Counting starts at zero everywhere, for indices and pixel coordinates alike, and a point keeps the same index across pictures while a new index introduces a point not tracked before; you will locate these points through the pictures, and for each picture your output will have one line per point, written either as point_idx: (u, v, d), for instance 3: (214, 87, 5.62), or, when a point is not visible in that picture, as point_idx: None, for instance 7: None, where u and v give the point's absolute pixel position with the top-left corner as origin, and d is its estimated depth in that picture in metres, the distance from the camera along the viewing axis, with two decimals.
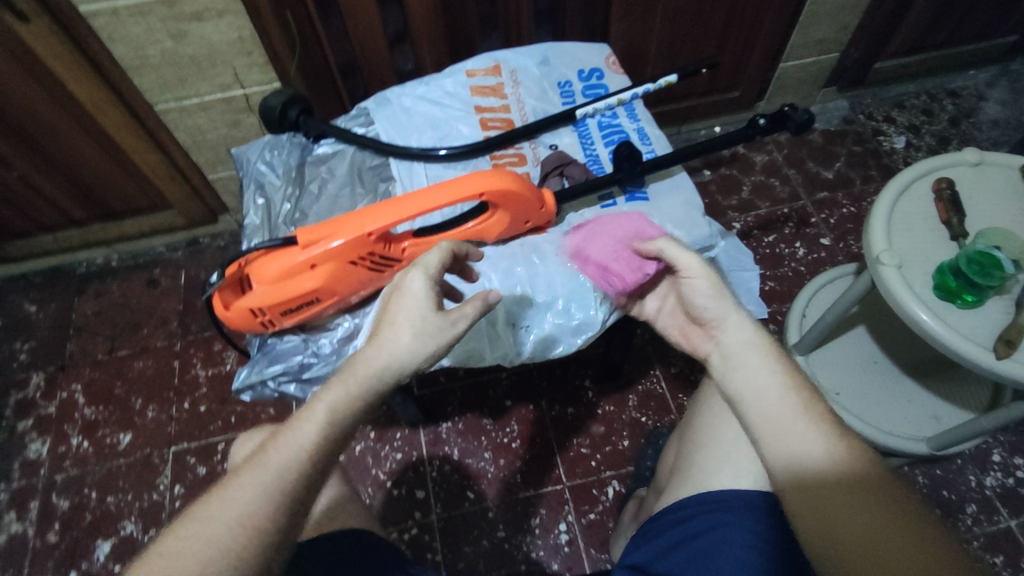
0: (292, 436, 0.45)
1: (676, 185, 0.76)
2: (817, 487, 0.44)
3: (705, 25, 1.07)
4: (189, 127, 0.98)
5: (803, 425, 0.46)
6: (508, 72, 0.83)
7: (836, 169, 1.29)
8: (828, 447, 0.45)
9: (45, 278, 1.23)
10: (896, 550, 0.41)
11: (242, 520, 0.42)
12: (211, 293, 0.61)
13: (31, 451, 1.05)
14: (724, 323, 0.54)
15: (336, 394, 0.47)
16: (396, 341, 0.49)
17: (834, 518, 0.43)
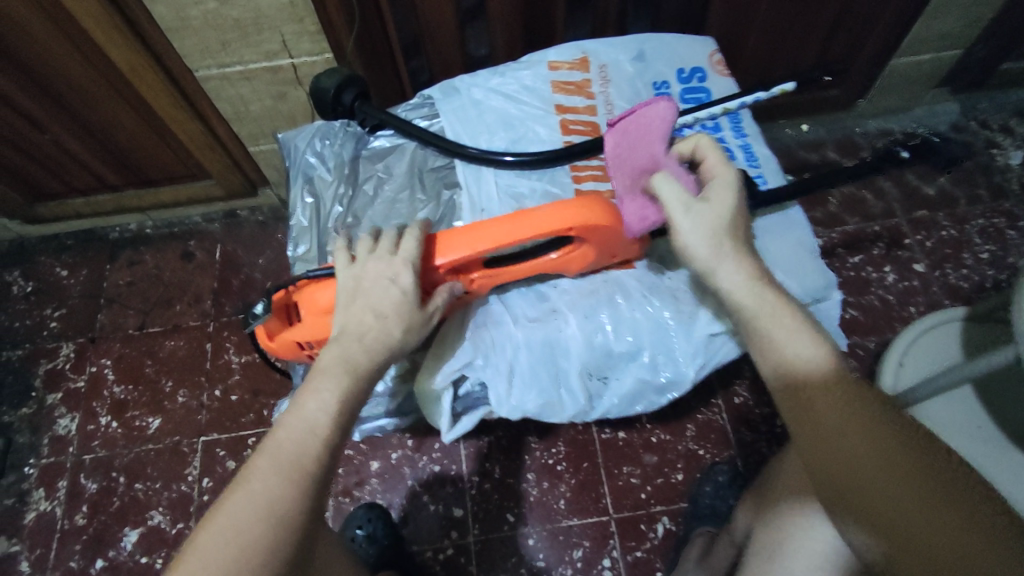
0: (301, 423, 0.48)
1: (788, 222, 0.66)
2: (801, 388, 0.48)
3: (815, 15, 0.91)
4: (231, 97, 0.88)
5: (791, 336, 0.50)
6: (597, 67, 0.72)
7: (938, 184, 1.13)
8: (814, 355, 0.49)
9: (78, 241, 1.17)
10: (874, 452, 0.43)
11: (272, 497, 0.44)
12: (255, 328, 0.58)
13: (60, 427, 1.02)
14: (716, 271, 0.54)
15: (341, 382, 0.50)
16: (385, 328, 0.53)
17: (813, 413, 0.47)
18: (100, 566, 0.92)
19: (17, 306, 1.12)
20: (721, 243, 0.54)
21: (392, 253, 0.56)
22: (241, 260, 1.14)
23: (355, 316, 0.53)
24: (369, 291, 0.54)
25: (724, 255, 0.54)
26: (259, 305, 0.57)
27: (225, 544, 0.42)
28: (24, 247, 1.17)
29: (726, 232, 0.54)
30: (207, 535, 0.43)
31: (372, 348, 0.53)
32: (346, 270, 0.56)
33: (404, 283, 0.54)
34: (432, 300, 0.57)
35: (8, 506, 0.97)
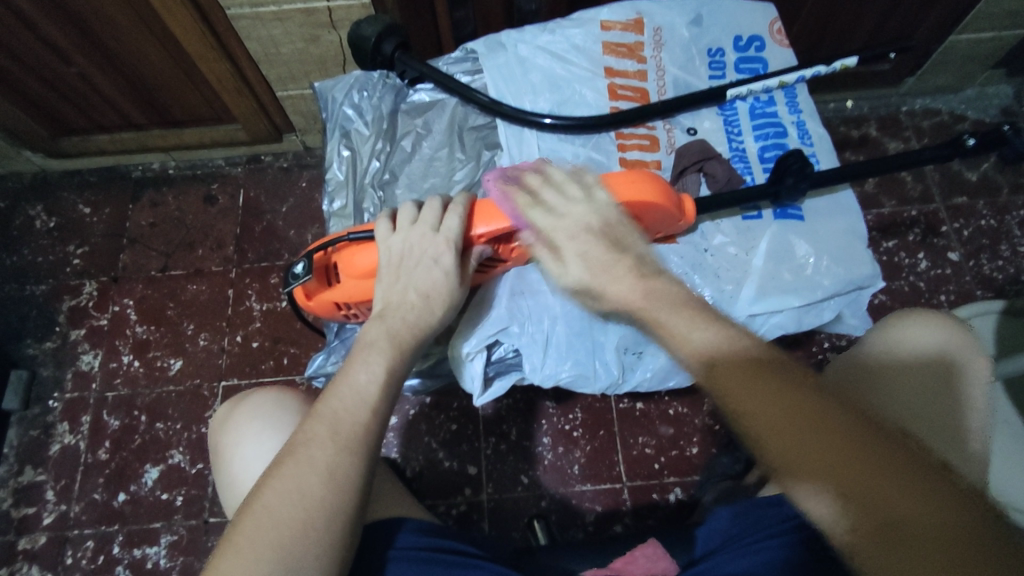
0: (352, 392, 0.49)
1: (838, 206, 0.65)
2: (729, 378, 0.39)
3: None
4: (262, 38, 0.85)
5: (698, 338, 0.41)
6: (651, 30, 0.69)
7: (982, 170, 1.09)
8: (721, 336, 0.41)
9: (101, 178, 1.16)
10: (831, 443, 0.36)
11: (331, 464, 0.46)
12: (295, 286, 0.61)
13: (83, 363, 1.03)
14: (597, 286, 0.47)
15: (387, 355, 0.51)
16: (422, 304, 0.54)
17: (749, 401, 0.38)
18: (123, 499, 0.95)
19: (40, 241, 1.11)
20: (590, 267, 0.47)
21: (433, 229, 0.56)
22: (264, 206, 1.13)
23: (398, 293, 0.55)
24: (413, 270, 0.55)
25: (595, 275, 0.47)
26: (299, 265, 0.61)
27: (287, 507, 0.44)
28: (46, 182, 1.16)
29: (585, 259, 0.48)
30: (267, 498, 0.44)
31: (415, 325, 0.54)
32: (388, 241, 0.57)
33: (446, 261, 0.56)
34: (466, 271, 0.58)
35: (33, 437, 0.99)
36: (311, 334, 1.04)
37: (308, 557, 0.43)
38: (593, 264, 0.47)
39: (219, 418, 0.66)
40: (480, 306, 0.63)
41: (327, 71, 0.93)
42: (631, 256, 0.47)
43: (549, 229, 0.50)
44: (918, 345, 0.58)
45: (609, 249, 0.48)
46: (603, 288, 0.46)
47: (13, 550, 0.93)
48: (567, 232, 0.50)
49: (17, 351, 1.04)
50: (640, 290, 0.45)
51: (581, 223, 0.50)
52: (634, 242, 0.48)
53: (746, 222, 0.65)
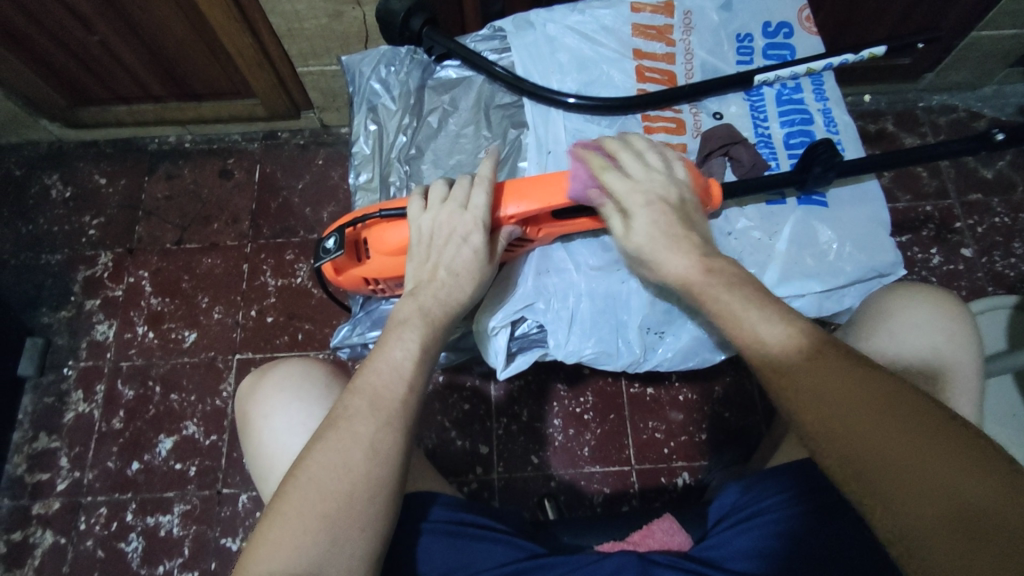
0: (389, 367, 0.50)
1: (863, 195, 0.65)
2: (797, 366, 0.43)
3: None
4: (286, 12, 0.84)
5: (778, 325, 0.46)
6: (681, 13, 0.69)
7: (998, 168, 1.10)
8: (787, 330, 0.45)
9: (117, 149, 1.16)
10: (879, 422, 0.38)
11: (372, 439, 0.47)
12: (326, 262, 0.62)
13: (98, 333, 1.04)
14: (655, 256, 0.53)
15: (421, 330, 0.52)
16: (455, 284, 0.55)
17: (813, 395, 0.41)
18: (136, 468, 0.96)
19: (56, 210, 1.12)
20: (656, 236, 0.53)
21: (462, 207, 0.56)
22: (280, 182, 1.13)
23: (427, 272, 0.56)
24: (442, 250, 0.56)
25: (663, 246, 0.53)
26: (330, 240, 0.61)
27: (334, 480, 0.45)
28: (61, 151, 1.16)
29: (670, 225, 0.53)
30: (312, 470, 0.45)
31: (446, 302, 0.55)
32: (420, 220, 0.57)
33: (475, 240, 0.56)
34: (495, 249, 0.58)
35: (48, 404, 1.00)
36: (324, 310, 1.04)
37: (354, 529, 0.44)
38: (662, 232, 0.53)
39: (244, 391, 0.66)
40: (504, 285, 0.64)
41: (349, 47, 0.93)
42: (696, 233, 0.54)
43: (627, 193, 0.55)
44: (896, 301, 0.60)
45: (679, 224, 0.54)
46: (663, 256, 0.52)
47: (27, 514, 0.94)
48: (642, 200, 0.54)
49: (32, 319, 1.05)
50: (699, 266, 0.51)
51: (653, 193, 0.55)
52: (696, 220, 0.55)
53: (770, 208, 0.65)
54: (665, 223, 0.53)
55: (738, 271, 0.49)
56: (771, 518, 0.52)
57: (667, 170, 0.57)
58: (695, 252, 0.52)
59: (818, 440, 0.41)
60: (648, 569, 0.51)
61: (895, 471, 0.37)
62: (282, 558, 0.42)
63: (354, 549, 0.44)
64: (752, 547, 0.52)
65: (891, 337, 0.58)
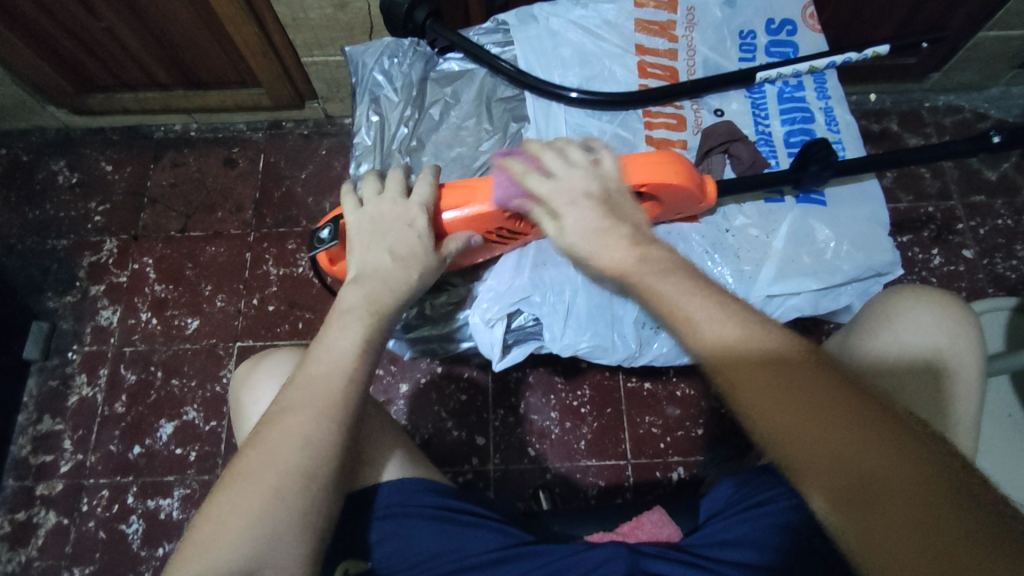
0: (328, 358, 0.49)
1: (862, 195, 0.66)
2: (741, 362, 0.40)
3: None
4: (291, 2, 0.85)
5: (719, 327, 0.41)
6: (684, 9, 0.69)
7: (1002, 170, 1.09)
8: (734, 322, 0.41)
9: (123, 136, 1.17)
10: (836, 423, 0.37)
11: (304, 431, 0.46)
12: (320, 252, 0.62)
13: (102, 318, 1.05)
14: (593, 252, 0.48)
15: (366, 321, 0.51)
16: (400, 269, 0.54)
17: (766, 392, 0.39)
18: (138, 452, 0.97)
19: (62, 196, 1.13)
20: (590, 232, 0.48)
21: (403, 197, 0.57)
22: (283, 172, 1.14)
23: (373, 258, 0.55)
24: (385, 237, 0.56)
25: (594, 241, 0.48)
26: (325, 231, 0.62)
27: (271, 468, 0.45)
28: (68, 138, 1.17)
29: (601, 219, 0.48)
30: (244, 463, 0.45)
31: (392, 287, 0.54)
32: (358, 214, 0.57)
33: (420, 224, 0.56)
34: (448, 244, 0.58)
35: (52, 387, 1.01)
36: (325, 300, 1.05)
37: (285, 521, 0.44)
38: (591, 228, 0.48)
39: (238, 378, 0.67)
40: (496, 279, 0.64)
41: (353, 38, 0.93)
42: (624, 224, 0.49)
43: (551, 192, 0.51)
44: (903, 302, 0.60)
45: (609, 217, 0.49)
46: (596, 251, 0.47)
47: (31, 494, 0.95)
48: (567, 200, 0.51)
49: (37, 304, 1.06)
50: (636, 258, 0.46)
51: (578, 190, 0.51)
52: (628, 211, 0.51)
53: (768, 206, 0.65)
54: (598, 218, 0.49)
55: (672, 258, 0.45)
56: (777, 509, 0.53)
57: (591, 165, 0.53)
58: (633, 242, 0.47)
59: (768, 438, 0.39)
60: (637, 561, 0.52)
61: (836, 467, 0.37)
62: (213, 547, 0.42)
63: (291, 534, 0.44)
64: (759, 537, 0.52)
65: (894, 337, 0.58)
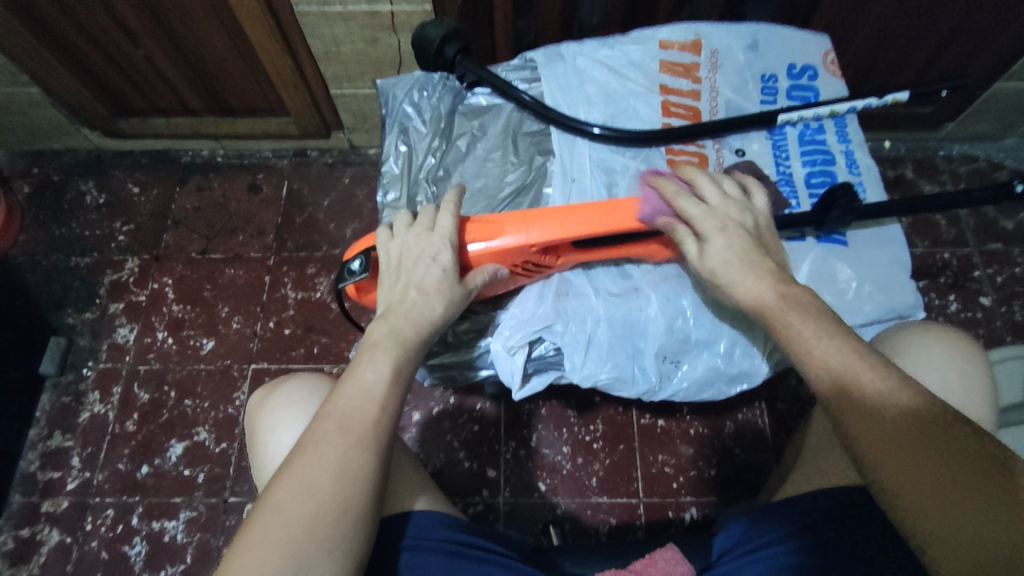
0: (359, 390, 0.49)
1: (883, 237, 0.66)
2: (865, 411, 0.43)
3: (937, 21, 0.86)
4: (324, 35, 0.89)
5: (846, 365, 0.45)
6: (708, 52, 0.71)
7: (1018, 218, 1.10)
8: (858, 366, 0.45)
9: (152, 160, 1.20)
10: (939, 468, 0.40)
11: (340, 461, 0.46)
12: (351, 283, 0.61)
13: (119, 336, 1.06)
14: (738, 282, 0.52)
15: (392, 353, 0.52)
16: (425, 304, 0.55)
17: (882, 434, 0.42)
18: (146, 472, 0.96)
19: (89, 216, 1.15)
20: (739, 263, 0.53)
21: (429, 229, 0.58)
22: (306, 199, 1.16)
23: (398, 293, 0.56)
24: (411, 271, 0.56)
25: (736, 268, 0.53)
26: (356, 262, 0.61)
27: (298, 503, 0.44)
28: (99, 159, 1.20)
29: (754, 253, 0.53)
30: (277, 494, 0.44)
31: (417, 321, 0.54)
32: (388, 246, 0.58)
33: (444, 259, 0.57)
34: (472, 277, 0.59)
35: (65, 403, 1.01)
36: (341, 325, 1.06)
37: (321, 551, 0.43)
38: (740, 260, 0.53)
39: (253, 404, 0.66)
40: (518, 309, 0.64)
41: (381, 72, 0.97)
42: (770, 260, 0.53)
43: (702, 220, 0.55)
44: (910, 338, 0.60)
45: (755, 250, 0.53)
46: (738, 280, 0.52)
47: (36, 511, 0.94)
48: (718, 225, 0.54)
49: (56, 320, 1.07)
50: (781, 296, 0.50)
51: (732, 220, 0.55)
52: (773, 246, 0.55)
53: (790, 246, 0.65)
54: (748, 255, 0.53)
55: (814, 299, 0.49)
56: (781, 549, 0.52)
57: (745, 198, 0.57)
58: (775, 277, 0.52)
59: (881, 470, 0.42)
60: None
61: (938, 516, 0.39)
62: None
63: (320, 574, 0.43)
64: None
65: (907, 373, 0.57)
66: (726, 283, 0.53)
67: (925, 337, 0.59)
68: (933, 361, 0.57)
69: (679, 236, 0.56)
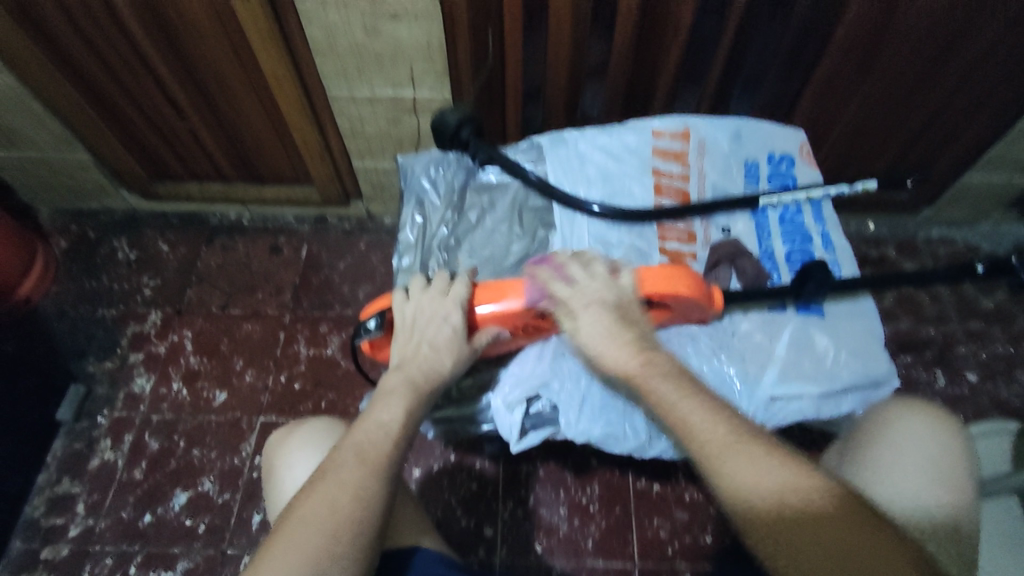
0: (375, 426, 0.55)
1: (857, 311, 0.71)
2: (780, 522, 0.45)
3: (904, 117, 0.96)
4: (352, 116, 0.99)
5: (775, 491, 0.46)
6: (696, 141, 0.79)
7: (998, 299, 1.15)
8: (757, 479, 0.47)
9: (182, 221, 1.28)
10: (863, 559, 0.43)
11: (356, 486, 0.50)
12: (366, 338, 0.66)
13: (136, 385, 1.10)
14: (607, 354, 0.58)
15: (406, 399, 0.57)
16: (435, 360, 0.60)
17: (802, 542, 0.44)
18: (148, 520, 0.98)
19: (118, 270, 1.22)
20: (609, 337, 0.58)
21: (442, 293, 0.63)
22: (323, 261, 1.23)
23: (412, 349, 0.61)
24: (424, 329, 0.62)
25: (605, 344, 0.58)
26: (372, 321, 0.66)
27: (315, 527, 0.47)
28: (133, 219, 1.29)
29: (619, 328, 0.58)
30: (298, 512, 0.48)
31: (429, 375, 0.60)
32: (403, 307, 0.64)
33: (454, 320, 0.62)
34: (478, 336, 0.64)
35: (77, 449, 1.04)
36: (349, 381, 1.10)
37: (337, 565, 0.46)
38: (603, 333, 0.58)
39: (273, 442, 0.71)
40: (518, 368, 0.69)
41: (401, 149, 1.06)
42: (635, 332, 0.58)
43: (569, 299, 0.61)
44: (894, 414, 0.65)
45: (619, 323, 0.59)
46: (605, 352, 0.57)
47: (37, 557, 0.96)
48: (582, 303, 0.60)
49: (78, 367, 1.12)
50: (645, 370, 0.55)
51: (596, 297, 0.60)
52: (640, 322, 0.60)
53: (771, 315, 0.70)
54: (617, 330, 0.58)
55: (669, 364, 0.55)
56: None
57: (611, 279, 0.62)
58: (638, 350, 0.57)
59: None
60: None
61: None
62: None
63: None
64: None
65: (889, 446, 0.62)
66: (599, 358, 0.58)
67: (907, 414, 0.64)
68: (915, 435, 0.62)
69: (559, 316, 0.61)
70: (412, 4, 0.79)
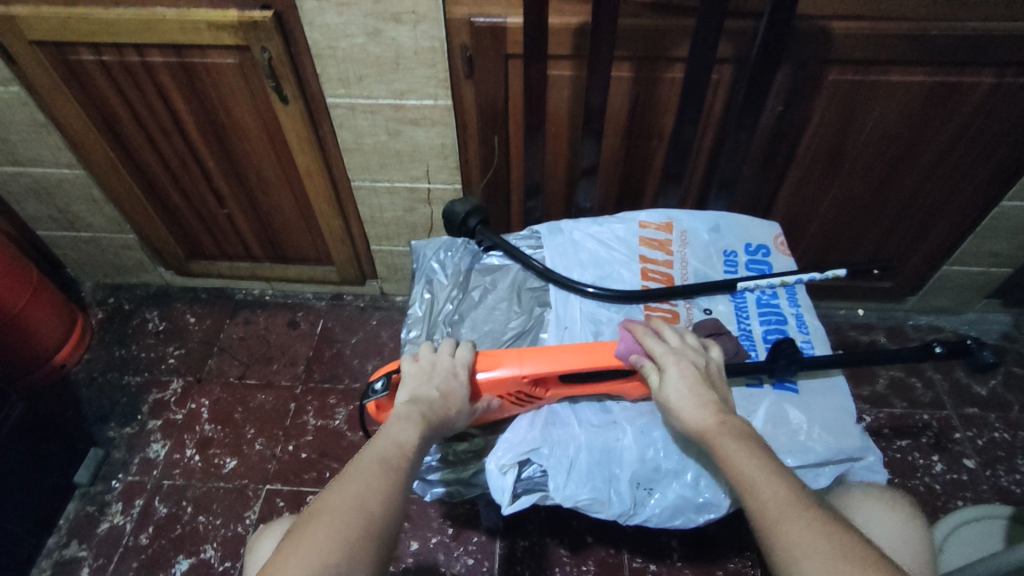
0: (396, 432, 0.62)
1: (830, 387, 0.76)
2: None
3: (878, 214, 1.04)
4: (373, 205, 1.11)
5: None
6: (678, 231, 0.88)
7: (991, 385, 1.18)
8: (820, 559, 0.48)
9: (210, 295, 1.38)
10: None
11: (381, 476, 0.57)
12: (373, 398, 0.72)
13: (151, 450, 1.15)
14: (685, 409, 0.63)
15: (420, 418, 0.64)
16: (443, 403, 0.67)
17: None
18: None
19: (147, 340, 1.31)
20: (693, 393, 0.64)
21: (450, 352, 0.71)
22: (337, 335, 1.31)
23: (423, 390, 0.67)
24: (436, 377, 0.69)
25: (690, 400, 0.63)
26: (379, 382, 0.72)
27: (352, 505, 0.54)
28: (165, 293, 1.39)
29: (703, 387, 0.64)
30: (334, 491, 0.55)
31: (437, 415, 0.65)
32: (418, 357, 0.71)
33: (461, 374, 0.69)
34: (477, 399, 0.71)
35: (88, 512, 1.08)
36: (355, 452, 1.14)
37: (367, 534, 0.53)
38: (689, 388, 0.64)
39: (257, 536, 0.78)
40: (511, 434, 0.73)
41: (415, 234, 1.17)
42: (716, 394, 0.64)
43: (662, 353, 0.67)
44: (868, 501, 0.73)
45: (704, 384, 0.65)
46: (686, 405, 0.63)
47: None
48: (675, 360, 0.66)
49: (98, 432, 1.17)
50: (718, 427, 0.61)
51: (687, 358, 0.67)
52: (720, 390, 0.66)
53: (749, 390, 0.75)
54: (701, 391, 0.64)
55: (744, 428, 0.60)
56: None
57: (701, 347, 0.69)
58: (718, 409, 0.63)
59: None
60: None
61: None
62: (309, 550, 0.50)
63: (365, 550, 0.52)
64: None
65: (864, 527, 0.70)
66: (678, 410, 0.63)
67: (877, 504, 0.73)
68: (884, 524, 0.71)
69: (645, 368, 0.67)
70: (430, 112, 0.92)
